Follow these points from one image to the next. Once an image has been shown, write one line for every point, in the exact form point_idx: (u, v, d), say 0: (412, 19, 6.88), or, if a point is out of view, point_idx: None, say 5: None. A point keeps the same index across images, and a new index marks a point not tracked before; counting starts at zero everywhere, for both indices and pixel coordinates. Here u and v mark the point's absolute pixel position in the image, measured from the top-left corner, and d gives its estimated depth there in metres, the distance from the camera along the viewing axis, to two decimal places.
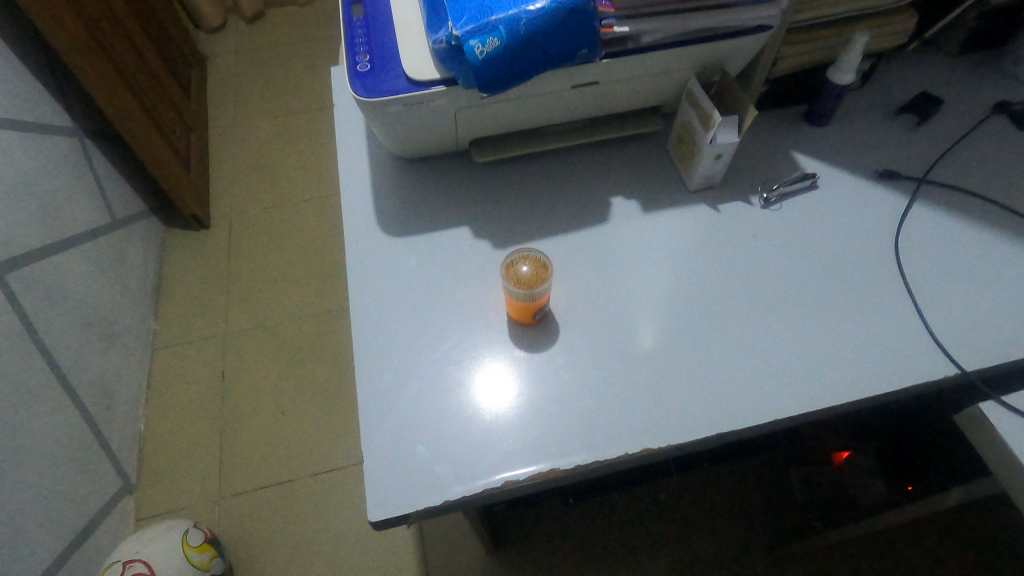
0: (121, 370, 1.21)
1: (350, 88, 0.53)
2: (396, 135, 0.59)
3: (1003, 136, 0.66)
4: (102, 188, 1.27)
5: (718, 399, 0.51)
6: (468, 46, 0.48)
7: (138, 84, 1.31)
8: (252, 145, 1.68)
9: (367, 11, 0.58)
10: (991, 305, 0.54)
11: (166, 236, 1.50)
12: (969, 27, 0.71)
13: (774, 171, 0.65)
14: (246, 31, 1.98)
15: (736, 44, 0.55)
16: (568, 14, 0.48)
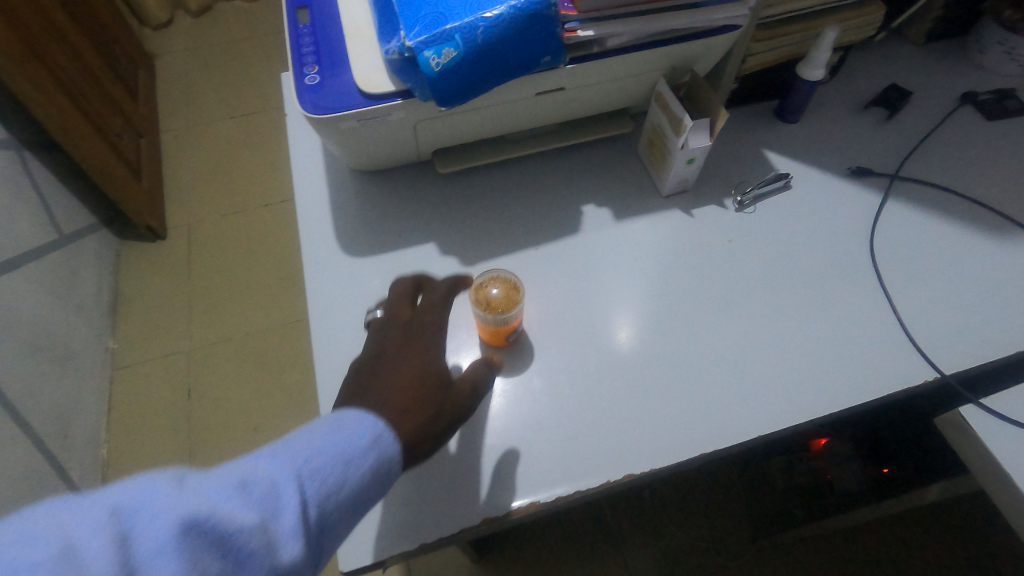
0: (78, 394, 1.15)
1: (299, 104, 0.49)
2: (353, 150, 0.56)
3: (971, 127, 0.66)
4: (46, 204, 1.19)
5: (701, 415, 0.49)
6: (422, 58, 0.44)
7: (79, 89, 1.23)
8: (208, 149, 1.61)
9: (315, 19, 0.54)
10: (968, 303, 0.54)
11: (120, 249, 1.43)
12: (934, 17, 0.70)
13: (747, 172, 0.63)
14: (196, 26, 1.88)
15: (705, 44, 0.53)
16: (528, 21, 0.45)
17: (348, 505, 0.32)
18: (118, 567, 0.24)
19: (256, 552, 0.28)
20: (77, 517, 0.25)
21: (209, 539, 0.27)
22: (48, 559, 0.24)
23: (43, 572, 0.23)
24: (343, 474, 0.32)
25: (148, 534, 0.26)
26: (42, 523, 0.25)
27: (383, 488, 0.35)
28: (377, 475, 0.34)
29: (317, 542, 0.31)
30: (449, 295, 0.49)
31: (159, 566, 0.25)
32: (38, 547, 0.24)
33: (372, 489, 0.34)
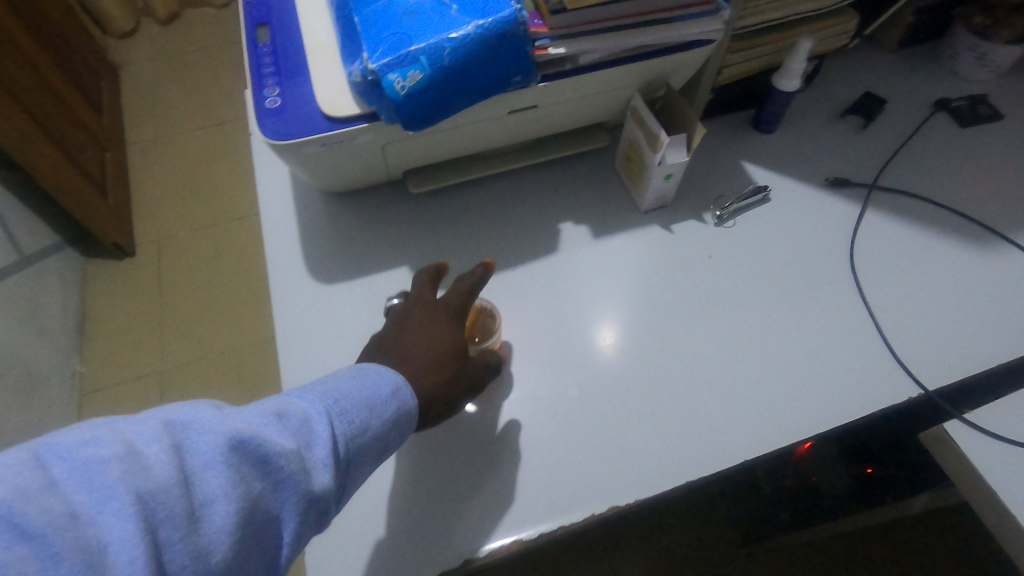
0: (45, 423, 1.11)
1: (259, 129, 0.47)
2: (320, 173, 0.54)
3: (945, 134, 0.66)
4: (6, 225, 1.15)
5: (686, 440, 0.48)
6: (387, 81, 0.42)
7: (37, 104, 1.18)
8: (176, 161, 1.56)
9: (276, 38, 0.52)
10: (949, 315, 0.53)
11: (87, 268, 1.38)
12: (906, 23, 0.70)
13: (726, 185, 0.62)
14: (162, 34, 1.83)
15: (680, 58, 0.52)
16: (496, 40, 0.43)
17: (370, 448, 0.36)
18: (176, 473, 0.26)
19: (293, 477, 0.30)
20: (137, 427, 0.27)
21: (252, 460, 0.29)
22: (114, 458, 0.25)
23: (112, 468, 0.25)
24: (366, 418, 0.36)
25: (202, 446, 0.28)
26: (104, 430, 0.26)
27: (399, 437, 0.39)
28: (396, 424, 0.38)
29: (342, 477, 0.34)
30: (476, 285, 0.48)
31: (212, 477, 0.27)
32: (107, 447, 0.25)
33: (391, 437, 0.38)
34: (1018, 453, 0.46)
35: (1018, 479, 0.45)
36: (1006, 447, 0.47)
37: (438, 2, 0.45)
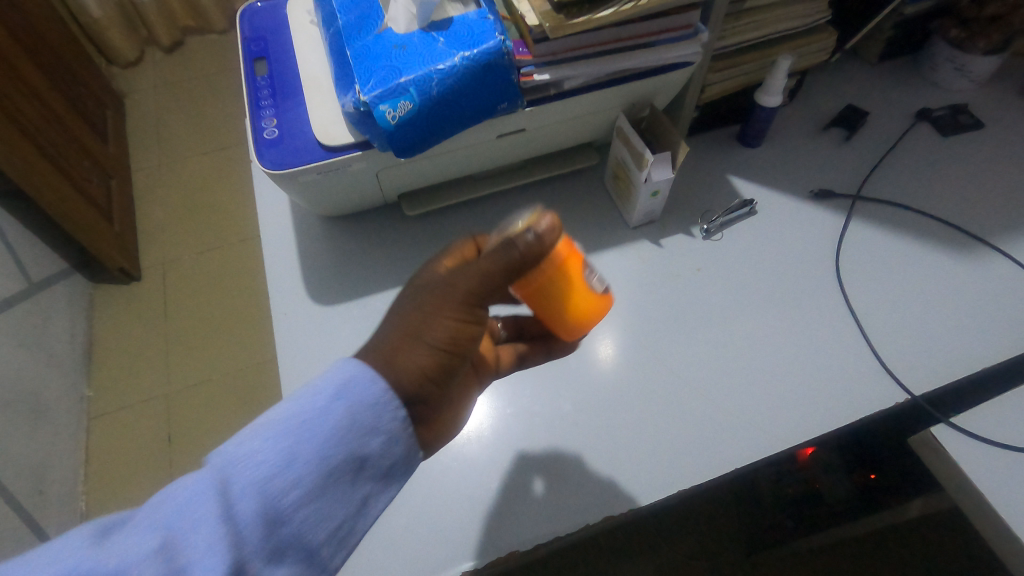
0: (53, 448, 1.13)
1: (258, 159, 0.49)
2: (318, 198, 0.56)
3: (928, 144, 0.67)
4: (14, 253, 1.17)
5: (676, 451, 0.49)
6: (378, 111, 0.44)
7: (43, 134, 1.21)
8: (180, 186, 1.59)
9: (274, 71, 0.54)
10: (934, 320, 0.54)
11: (94, 293, 1.41)
12: (886, 37, 0.72)
13: (713, 200, 0.64)
14: (165, 62, 1.87)
15: (663, 79, 0.54)
16: (482, 71, 0.45)
17: (306, 487, 0.30)
18: None
19: (173, 573, 0.27)
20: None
21: None
22: None
23: None
24: (291, 459, 0.30)
25: None
26: None
27: (376, 447, 0.33)
28: (345, 444, 0.32)
29: (275, 532, 0.29)
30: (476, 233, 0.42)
31: None
32: None
33: (344, 460, 0.32)
34: (1004, 457, 0.47)
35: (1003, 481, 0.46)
36: (992, 450, 0.48)
37: (425, 35, 0.47)
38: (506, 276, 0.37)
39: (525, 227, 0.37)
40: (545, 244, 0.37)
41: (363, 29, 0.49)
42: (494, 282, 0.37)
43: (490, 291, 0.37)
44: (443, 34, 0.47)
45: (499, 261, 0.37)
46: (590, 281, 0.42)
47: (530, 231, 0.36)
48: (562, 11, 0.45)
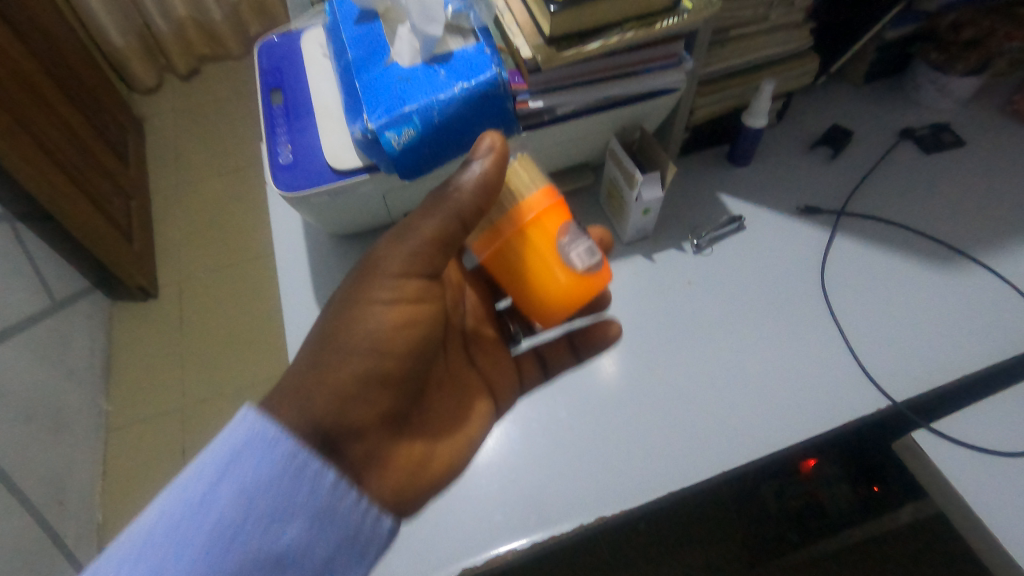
0: (72, 460, 1.16)
1: (274, 183, 0.53)
2: (328, 218, 0.59)
3: (911, 162, 0.70)
4: (38, 272, 1.22)
5: (666, 455, 0.51)
6: (384, 138, 0.48)
7: (68, 158, 1.26)
8: (196, 206, 1.64)
9: (289, 101, 0.58)
10: (916, 330, 0.57)
11: (113, 310, 1.45)
12: (870, 60, 0.75)
13: (703, 217, 0.67)
14: (184, 87, 1.94)
15: (650, 104, 0.57)
16: (480, 100, 0.49)
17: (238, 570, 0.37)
18: None
19: None
20: None
21: None
22: None
23: None
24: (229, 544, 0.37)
25: None
26: None
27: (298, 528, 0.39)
28: (268, 523, 0.38)
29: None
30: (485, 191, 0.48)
31: None
32: None
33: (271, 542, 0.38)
34: (980, 460, 0.49)
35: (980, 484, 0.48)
36: (970, 454, 0.50)
37: (428, 67, 0.51)
38: (438, 230, 0.46)
39: (468, 155, 0.46)
40: (481, 178, 0.44)
41: (371, 63, 0.53)
42: (419, 247, 0.46)
43: (422, 257, 0.46)
44: (444, 66, 0.51)
45: (433, 213, 0.46)
46: (563, 255, 0.46)
47: (472, 163, 0.44)
48: (553, 44, 0.48)
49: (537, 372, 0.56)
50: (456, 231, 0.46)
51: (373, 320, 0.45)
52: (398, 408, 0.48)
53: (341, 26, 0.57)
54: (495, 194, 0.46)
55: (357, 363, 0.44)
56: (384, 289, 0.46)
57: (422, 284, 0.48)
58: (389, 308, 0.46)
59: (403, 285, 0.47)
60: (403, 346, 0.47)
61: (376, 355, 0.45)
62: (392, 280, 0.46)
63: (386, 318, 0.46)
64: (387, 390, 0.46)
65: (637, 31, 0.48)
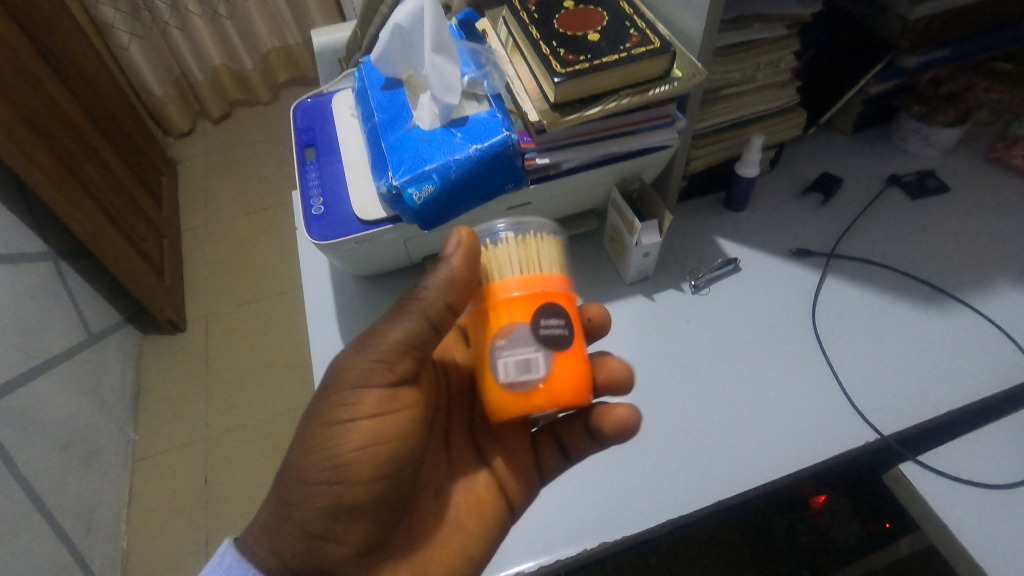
0: (101, 488, 1.21)
1: (307, 232, 0.59)
2: (354, 262, 0.65)
3: (899, 207, 0.74)
4: (78, 307, 1.29)
5: (666, 485, 0.55)
6: (406, 194, 0.54)
7: (110, 200, 1.35)
8: (225, 244, 1.73)
9: (321, 157, 0.65)
10: (903, 367, 0.60)
11: (143, 343, 1.52)
12: (857, 112, 0.81)
13: (700, 259, 0.72)
14: (215, 131, 2.05)
15: (648, 159, 0.63)
16: (492, 159, 0.55)
17: None
18: None
19: None
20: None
21: None
22: None
23: None
24: None
25: None
26: None
27: None
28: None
29: None
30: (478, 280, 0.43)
31: None
32: None
33: None
34: (959, 491, 0.53)
35: (960, 514, 0.52)
36: (958, 487, 0.53)
37: (446, 130, 0.57)
38: (403, 335, 0.43)
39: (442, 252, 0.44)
40: (451, 278, 0.42)
41: (395, 126, 0.59)
42: (383, 353, 0.43)
43: (387, 364, 0.43)
44: (461, 129, 0.57)
45: (401, 320, 0.43)
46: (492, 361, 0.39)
47: (441, 263, 0.42)
48: (558, 110, 0.54)
49: (560, 460, 0.53)
50: (426, 334, 0.43)
51: (335, 447, 0.41)
52: (374, 538, 0.44)
53: (369, 91, 0.64)
54: (467, 294, 0.43)
55: (318, 499, 0.41)
56: (346, 407, 0.42)
57: (392, 392, 0.43)
58: (352, 429, 0.41)
59: (366, 398, 0.42)
60: (372, 471, 0.42)
61: (339, 487, 0.41)
62: (354, 394, 0.42)
63: (350, 442, 0.41)
64: (356, 524, 0.43)
65: (633, 97, 0.54)
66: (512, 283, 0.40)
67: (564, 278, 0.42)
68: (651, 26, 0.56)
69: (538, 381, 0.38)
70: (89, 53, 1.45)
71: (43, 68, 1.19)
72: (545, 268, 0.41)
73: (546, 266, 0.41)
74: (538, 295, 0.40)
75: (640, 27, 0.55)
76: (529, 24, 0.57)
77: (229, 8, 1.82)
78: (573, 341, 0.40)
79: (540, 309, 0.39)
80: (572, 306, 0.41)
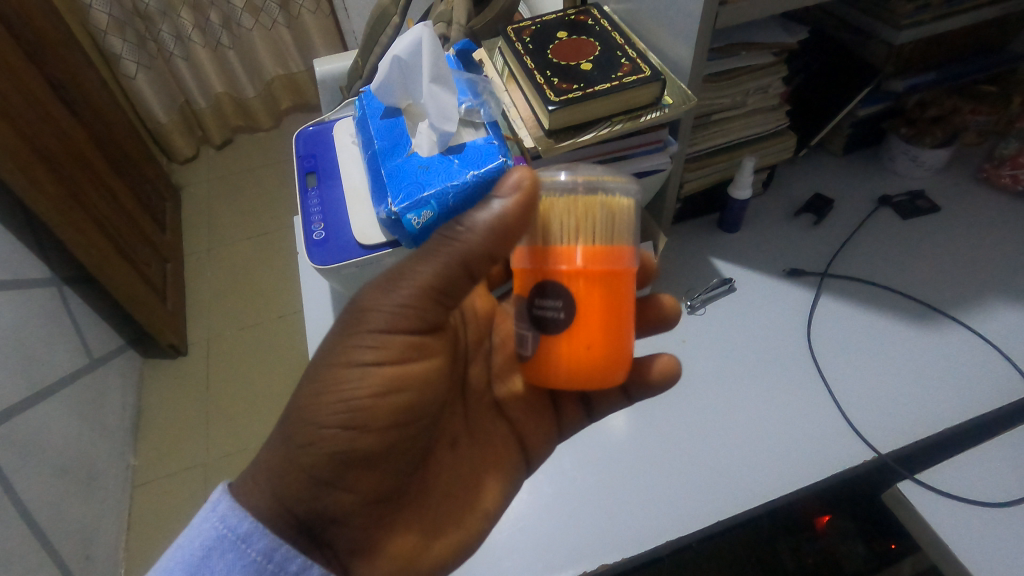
0: (100, 514, 1.20)
1: (308, 257, 0.60)
2: (355, 287, 0.66)
3: (890, 227, 0.76)
4: (80, 332, 1.30)
5: (665, 506, 0.55)
6: (405, 219, 0.55)
7: (114, 226, 1.37)
8: (227, 268, 1.74)
9: (322, 184, 0.67)
10: (897, 384, 0.61)
11: (144, 367, 1.53)
12: (847, 134, 0.83)
13: (696, 280, 0.72)
14: (218, 156, 2.08)
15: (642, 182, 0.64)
16: (488, 185, 0.56)
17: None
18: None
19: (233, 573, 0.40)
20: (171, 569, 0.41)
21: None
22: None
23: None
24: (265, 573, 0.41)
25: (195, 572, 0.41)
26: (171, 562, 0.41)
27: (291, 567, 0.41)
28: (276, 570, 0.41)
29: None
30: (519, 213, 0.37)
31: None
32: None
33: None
34: (957, 507, 0.53)
35: (958, 532, 0.52)
36: (957, 506, 0.53)
37: (444, 157, 0.59)
38: (435, 277, 0.40)
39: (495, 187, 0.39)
40: (497, 219, 0.38)
41: (394, 154, 0.61)
42: (410, 296, 0.40)
43: (413, 308, 0.40)
44: (458, 156, 0.59)
45: (429, 259, 0.40)
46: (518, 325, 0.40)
47: (492, 201, 0.38)
48: (552, 137, 0.56)
49: (582, 416, 0.56)
50: (457, 277, 0.40)
51: (349, 389, 0.40)
52: (386, 489, 0.45)
53: (370, 119, 0.66)
54: (514, 238, 0.38)
55: (328, 444, 0.40)
56: (365, 349, 0.40)
57: (414, 339, 0.42)
58: (369, 373, 0.40)
59: (386, 341, 0.41)
60: (387, 420, 0.42)
61: (350, 433, 0.40)
62: (374, 336, 0.40)
63: (367, 386, 0.40)
64: (366, 475, 0.43)
65: (626, 123, 0.56)
66: (544, 257, 0.37)
67: (614, 253, 0.36)
68: (642, 55, 0.58)
69: (566, 358, 0.37)
70: (96, 82, 1.48)
71: (51, 97, 1.22)
72: (597, 241, 0.36)
73: (599, 239, 0.36)
74: (578, 274, 0.36)
75: (631, 57, 0.57)
76: (524, 54, 0.60)
77: (233, 38, 1.87)
78: (608, 321, 0.37)
79: (576, 289, 0.36)
80: (622, 285, 0.37)
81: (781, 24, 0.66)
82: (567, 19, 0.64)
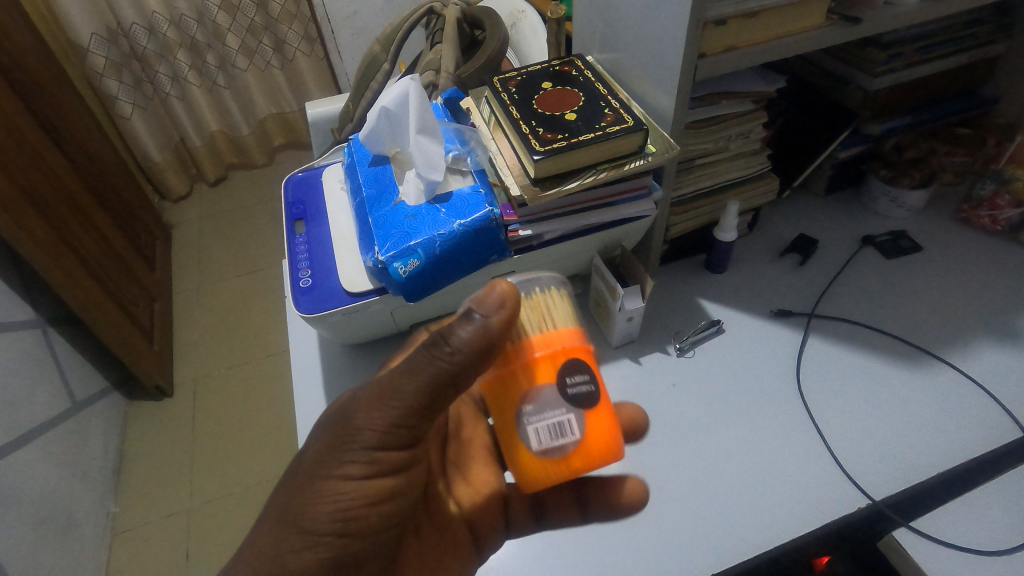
0: (77, 565, 1.15)
1: (294, 304, 0.59)
2: (343, 334, 0.65)
3: (874, 266, 0.77)
4: (64, 375, 1.28)
5: (657, 558, 0.53)
6: (392, 268, 0.55)
7: (103, 266, 1.36)
8: (216, 307, 1.73)
9: (309, 230, 0.67)
10: (886, 427, 0.60)
11: (129, 409, 1.49)
12: (828, 175, 0.85)
13: (684, 322, 0.73)
14: (210, 194, 2.08)
15: (627, 227, 0.65)
16: (475, 233, 0.57)
17: None
18: None
19: None
20: None
21: None
22: None
23: None
24: None
25: None
26: None
27: None
28: None
29: None
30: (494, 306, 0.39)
31: None
32: None
33: None
34: (954, 557, 0.52)
35: None
36: (951, 553, 0.52)
37: (431, 205, 0.59)
38: (422, 397, 0.39)
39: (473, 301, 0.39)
40: (486, 335, 0.38)
41: (382, 202, 0.61)
42: (401, 415, 0.40)
43: (405, 425, 0.40)
44: (445, 204, 0.59)
45: (417, 376, 0.39)
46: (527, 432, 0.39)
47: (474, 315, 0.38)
48: (538, 185, 0.56)
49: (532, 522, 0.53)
50: (447, 396, 0.40)
51: (342, 500, 0.40)
52: None
53: (358, 166, 0.67)
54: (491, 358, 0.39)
55: (319, 551, 0.40)
56: (358, 463, 0.40)
57: (404, 453, 0.42)
58: (363, 486, 0.40)
59: (378, 455, 0.40)
60: (378, 526, 0.42)
61: (344, 539, 0.41)
62: (366, 452, 0.40)
63: (362, 497, 0.40)
64: None
65: (610, 171, 0.57)
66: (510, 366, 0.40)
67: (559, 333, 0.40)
68: (625, 106, 0.59)
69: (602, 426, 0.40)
70: (89, 122, 1.49)
71: (42, 139, 1.22)
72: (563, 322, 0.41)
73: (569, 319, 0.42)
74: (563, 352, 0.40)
75: (614, 107, 0.59)
76: (510, 104, 0.61)
77: (229, 78, 1.90)
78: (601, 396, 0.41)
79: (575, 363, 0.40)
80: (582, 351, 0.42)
81: (759, 74, 0.68)
82: (552, 70, 0.66)
